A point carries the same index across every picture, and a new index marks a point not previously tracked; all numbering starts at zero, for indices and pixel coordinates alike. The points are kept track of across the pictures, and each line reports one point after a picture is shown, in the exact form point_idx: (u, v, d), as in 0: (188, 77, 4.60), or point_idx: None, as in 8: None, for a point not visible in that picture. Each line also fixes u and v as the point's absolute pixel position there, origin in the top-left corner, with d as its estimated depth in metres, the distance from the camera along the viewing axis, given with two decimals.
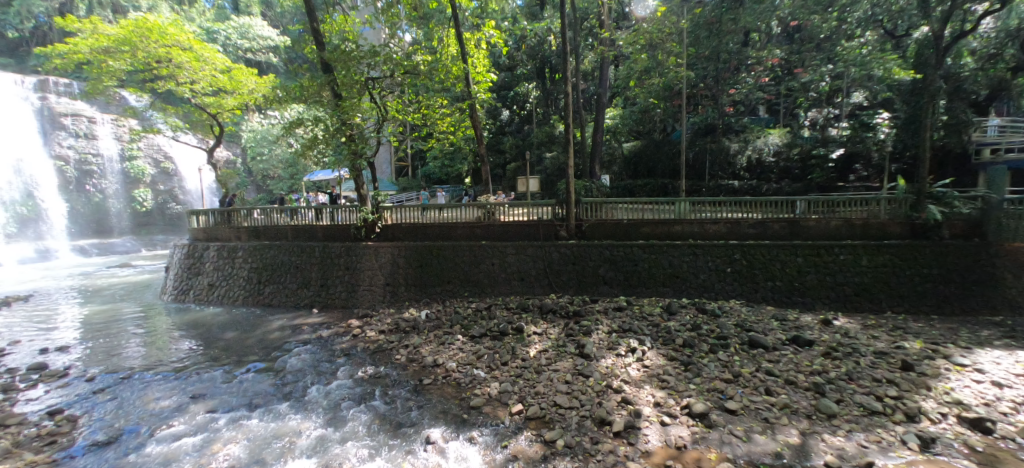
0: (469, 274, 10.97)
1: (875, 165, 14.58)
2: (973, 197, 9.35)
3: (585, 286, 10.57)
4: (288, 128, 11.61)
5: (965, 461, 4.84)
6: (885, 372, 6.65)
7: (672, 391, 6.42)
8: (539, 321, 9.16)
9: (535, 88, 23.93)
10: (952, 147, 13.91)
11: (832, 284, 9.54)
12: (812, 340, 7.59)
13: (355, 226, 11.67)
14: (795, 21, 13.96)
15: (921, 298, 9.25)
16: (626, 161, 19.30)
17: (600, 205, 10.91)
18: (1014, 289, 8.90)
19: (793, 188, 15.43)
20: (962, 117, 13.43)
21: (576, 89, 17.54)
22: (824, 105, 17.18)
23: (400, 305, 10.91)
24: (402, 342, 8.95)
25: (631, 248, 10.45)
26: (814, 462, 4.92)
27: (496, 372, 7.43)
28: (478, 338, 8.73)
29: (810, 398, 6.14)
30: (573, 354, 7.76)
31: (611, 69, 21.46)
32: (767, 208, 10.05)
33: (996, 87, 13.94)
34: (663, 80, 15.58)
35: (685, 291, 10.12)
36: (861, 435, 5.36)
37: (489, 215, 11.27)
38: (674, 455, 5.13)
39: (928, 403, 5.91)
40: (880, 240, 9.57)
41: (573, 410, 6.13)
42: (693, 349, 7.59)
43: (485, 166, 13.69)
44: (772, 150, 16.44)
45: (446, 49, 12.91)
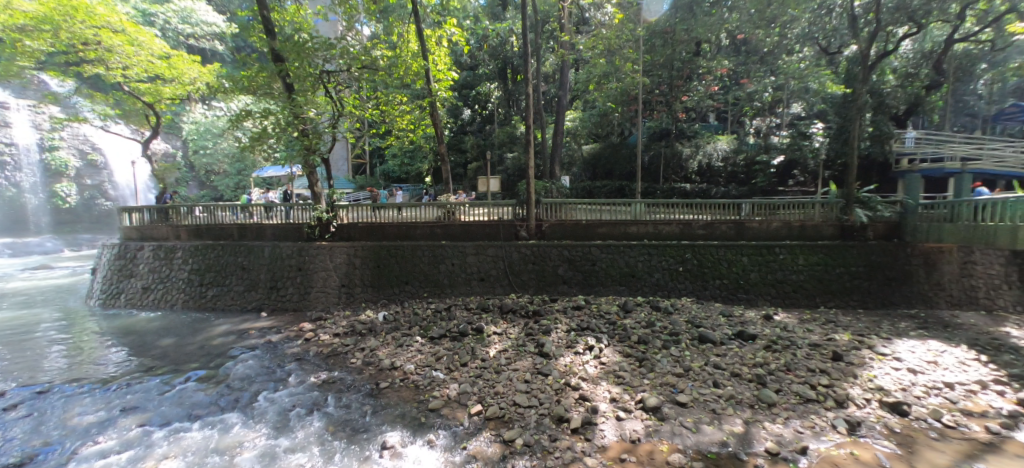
0: (429, 274, 10.77)
1: (811, 171, 15.80)
2: (893, 201, 10.50)
3: (545, 286, 10.66)
4: (235, 121, 10.89)
5: (886, 442, 5.34)
6: (818, 362, 7.17)
7: (627, 386, 6.62)
8: (499, 320, 9.16)
9: (497, 88, 24.05)
10: (876, 156, 15.21)
11: (773, 282, 10.18)
12: (755, 335, 8.06)
13: (309, 225, 11.23)
14: (741, 34, 14.84)
15: (850, 293, 10.06)
16: (586, 163, 19.74)
17: (560, 205, 11.11)
18: (927, 284, 9.91)
19: (740, 192, 16.36)
20: (885, 129, 14.73)
21: (537, 91, 17.66)
22: (768, 114, 18.09)
23: (356, 307, 10.54)
24: (358, 345, 8.66)
25: (589, 248, 10.66)
26: (755, 449, 5.23)
27: (455, 373, 7.37)
28: (438, 340, 8.60)
29: (753, 388, 6.52)
30: (534, 352, 7.83)
31: (571, 73, 21.99)
32: (715, 210, 10.68)
33: (914, 103, 15.39)
34: (620, 84, 16.00)
35: (640, 289, 10.46)
36: (797, 421, 5.76)
37: (450, 215, 11.19)
38: (629, 448, 5.29)
39: (855, 389, 6.44)
40: (814, 240, 10.39)
41: (532, 409, 6.18)
42: (647, 345, 7.85)
43: (445, 165, 13.40)
44: (720, 156, 17.38)
45: (405, 46, 12.73)
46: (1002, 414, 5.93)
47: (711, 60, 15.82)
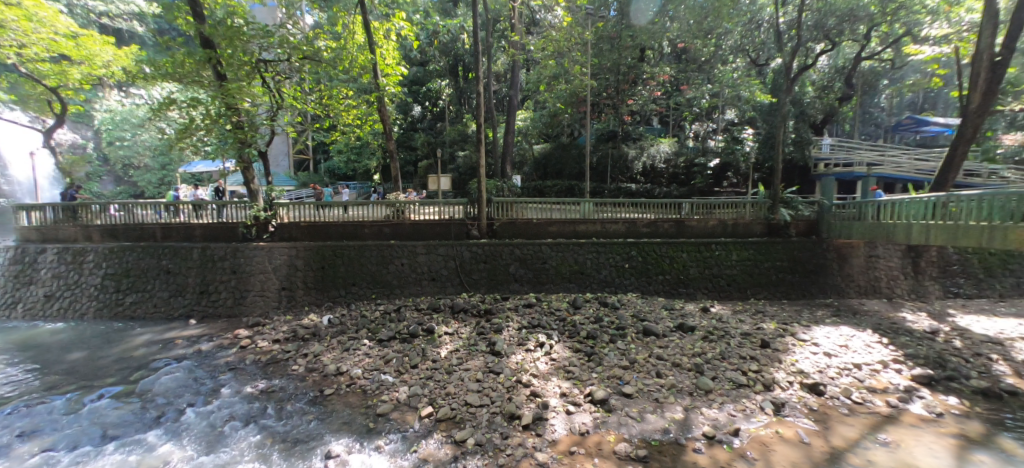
0: (377, 275, 10.41)
1: (743, 174, 17.09)
2: (812, 201, 11.60)
3: (496, 284, 10.67)
4: (157, 110, 9.95)
5: (805, 420, 5.88)
6: (749, 350, 7.73)
7: (577, 381, 6.79)
8: (450, 320, 9.05)
9: (448, 85, 23.81)
10: (798, 161, 16.52)
11: (710, 276, 10.86)
12: (693, 326, 8.55)
13: (244, 224, 10.48)
14: (682, 42, 15.65)
15: (776, 286, 10.95)
16: (537, 163, 19.98)
17: (511, 204, 11.16)
18: (838, 276, 11.03)
19: (681, 192, 17.26)
20: (805, 135, 16.09)
21: (488, 90, 17.46)
22: (705, 119, 19.26)
23: (298, 311, 9.98)
24: (300, 351, 8.21)
25: (540, 247, 10.79)
26: (694, 434, 5.55)
27: (405, 376, 7.18)
28: (387, 342, 8.35)
29: (691, 377, 6.91)
30: (485, 351, 7.82)
31: (522, 73, 22.24)
32: (658, 209, 11.28)
33: (830, 113, 17.05)
34: (569, 86, 16.35)
35: (589, 286, 10.76)
36: (730, 405, 6.18)
37: (399, 214, 10.89)
38: (578, 441, 5.44)
39: (780, 374, 7.01)
40: (745, 237, 11.22)
41: (484, 407, 6.17)
42: (596, 340, 8.09)
43: (394, 162, 12.99)
44: (663, 158, 17.91)
45: (352, 38, 12.17)
46: (900, 388, 6.73)
47: (654, 67, 16.58)
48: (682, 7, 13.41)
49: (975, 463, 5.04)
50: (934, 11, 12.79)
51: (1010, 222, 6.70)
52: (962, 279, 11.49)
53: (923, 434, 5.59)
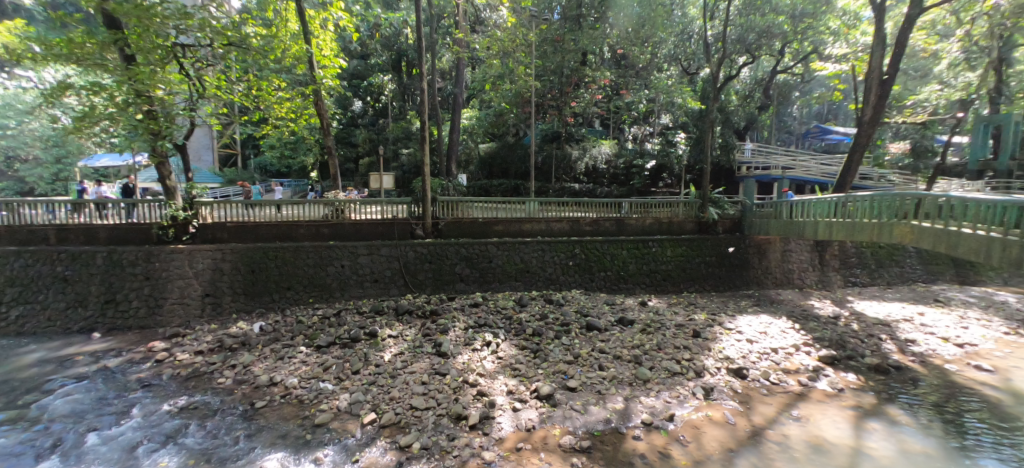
0: (314, 278, 9.85)
1: (676, 175, 18.17)
2: (735, 201, 12.60)
3: (442, 285, 10.51)
4: (49, 95, 8.71)
5: (731, 402, 6.38)
6: (683, 340, 8.25)
7: (523, 378, 6.86)
8: (394, 323, 8.78)
9: (391, 81, 23.11)
10: (724, 164, 17.65)
11: (648, 272, 11.44)
12: (633, 320, 8.98)
13: (159, 226, 9.46)
14: (621, 48, 16.56)
15: (706, 279, 11.77)
16: (482, 162, 19.92)
17: (456, 203, 11.03)
18: (758, 269, 12.10)
19: (620, 192, 17.87)
20: (730, 140, 17.27)
21: (433, 87, 17.09)
22: (642, 123, 20.24)
23: (224, 319, 9.19)
24: (228, 362, 7.58)
25: (486, 246, 10.78)
26: (633, 422, 5.82)
27: (346, 383, 6.87)
28: (326, 348, 7.94)
29: (631, 368, 7.25)
30: (431, 353, 7.69)
31: (468, 71, 22.13)
32: (600, 208, 11.69)
33: (751, 120, 18.61)
34: (514, 86, 16.51)
35: (534, 284, 10.92)
36: (666, 393, 6.56)
37: (338, 213, 10.39)
38: (525, 437, 5.50)
39: (709, 361, 7.55)
40: (679, 235, 11.96)
41: (430, 410, 6.06)
42: (541, 337, 8.24)
43: (332, 159, 12.40)
44: (604, 159, 18.32)
45: (284, 25, 11.48)
46: (809, 368, 7.50)
47: (595, 71, 16.87)
48: (622, 14, 15.40)
49: (868, 430, 5.74)
50: (835, 32, 14.89)
51: (896, 219, 7.64)
52: (858, 270, 13.05)
53: (828, 408, 6.27)
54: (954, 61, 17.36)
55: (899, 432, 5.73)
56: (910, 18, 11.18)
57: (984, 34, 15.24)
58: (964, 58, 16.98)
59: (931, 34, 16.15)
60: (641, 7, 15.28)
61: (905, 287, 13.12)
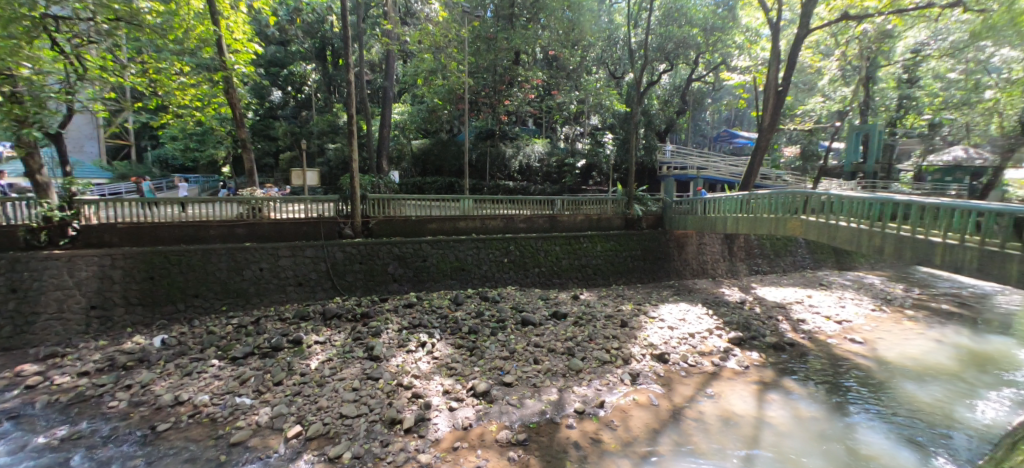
0: (229, 284, 8.98)
1: (605, 174, 19.01)
2: (657, 198, 13.51)
3: (373, 286, 10.09)
4: None
5: (654, 385, 6.85)
6: (612, 330, 8.69)
7: (459, 376, 6.82)
8: (321, 328, 8.28)
9: (314, 70, 21.68)
10: (647, 164, 18.85)
11: (579, 267, 11.89)
12: (565, 313, 9.28)
13: (27, 228, 8.01)
14: (552, 49, 17.06)
15: (632, 271, 12.49)
16: (415, 159, 19.40)
17: (388, 201, 10.64)
18: (677, 261, 13.10)
19: (553, 190, 18.27)
20: (652, 142, 18.48)
21: (361, 80, 16.12)
22: (573, 123, 20.95)
23: (117, 334, 8.02)
24: (122, 383, 6.67)
25: (419, 244, 10.53)
26: (567, 411, 6.04)
27: (267, 395, 6.36)
28: (242, 360, 7.27)
29: (564, 359, 7.49)
30: (362, 357, 7.35)
31: (399, 65, 21.43)
32: (533, 206, 11.92)
33: (670, 123, 20.05)
34: (447, 83, 16.24)
35: (470, 282, 10.88)
36: (597, 381, 6.87)
37: (255, 212, 9.54)
38: (461, 436, 5.48)
39: (635, 348, 8.03)
40: (607, 230, 12.57)
41: (361, 417, 5.81)
42: (477, 334, 8.23)
43: (247, 153, 11.37)
44: (536, 157, 18.86)
45: (186, 2, 10.30)
46: (720, 350, 8.27)
47: (528, 70, 16.99)
48: (552, 16, 15.85)
49: (769, 401, 6.47)
50: (741, 46, 16.70)
51: (788, 215, 8.66)
52: (760, 259, 14.60)
53: (736, 384, 6.96)
54: (834, 77, 20.00)
55: (793, 401, 6.51)
56: (798, 37, 12.58)
57: (856, 55, 17.73)
58: (841, 74, 19.61)
59: (815, 53, 18.47)
60: (571, 12, 15.99)
61: (797, 274, 14.91)
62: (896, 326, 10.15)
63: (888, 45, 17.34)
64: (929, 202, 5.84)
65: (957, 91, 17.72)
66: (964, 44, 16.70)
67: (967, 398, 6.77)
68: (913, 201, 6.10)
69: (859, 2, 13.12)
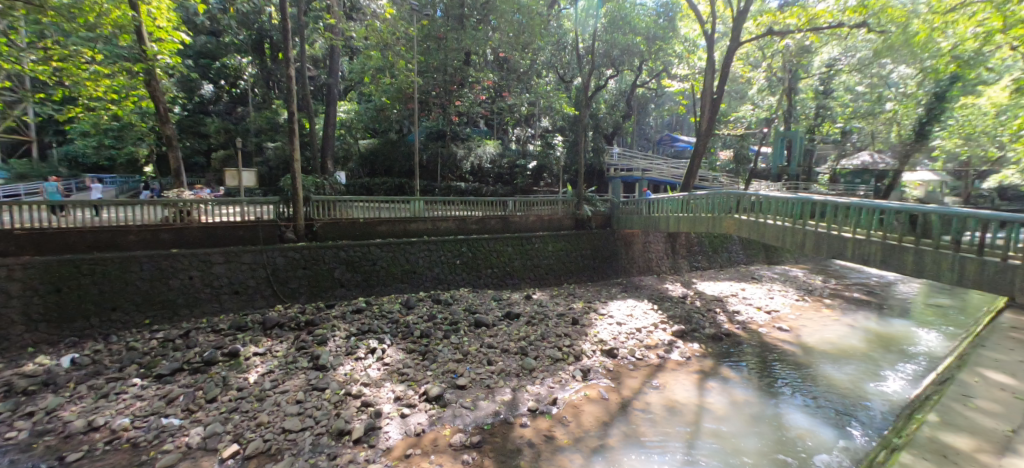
0: (153, 295, 8.20)
1: (556, 175, 19.10)
2: (605, 199, 13.96)
3: (318, 292, 9.61)
4: None
5: (604, 380, 7.07)
6: (563, 328, 8.88)
7: (412, 382, 6.67)
8: (260, 339, 7.76)
9: (251, 64, 20.37)
10: (597, 165, 19.26)
11: (531, 267, 12.04)
12: (518, 313, 9.34)
13: None
14: (503, 51, 17.12)
15: (583, 270, 12.83)
16: (363, 159, 18.76)
17: (334, 203, 10.19)
18: (624, 259, 13.64)
19: (505, 191, 18.30)
20: (600, 144, 19.07)
21: (302, 76, 15.21)
22: (524, 125, 21.20)
23: (16, 356, 7.01)
24: (21, 410, 5.88)
25: (368, 247, 10.18)
26: (520, 411, 6.08)
27: (199, 414, 5.89)
28: (170, 377, 6.67)
29: (517, 359, 7.54)
30: (307, 368, 6.99)
31: (344, 61, 20.70)
32: (485, 207, 11.92)
33: (616, 127, 20.85)
34: (395, 81, 15.84)
35: (421, 285, 10.67)
36: (550, 379, 6.98)
37: (184, 216, 8.77)
38: (414, 442, 5.37)
39: (586, 345, 8.25)
40: (559, 231, 12.83)
41: (307, 431, 5.53)
42: (430, 338, 8.09)
43: (173, 151, 10.46)
44: (488, 158, 18.78)
45: None
46: (665, 343, 8.69)
47: (478, 71, 16.92)
48: (503, 19, 15.91)
49: (709, 389, 6.88)
50: (680, 55, 17.98)
51: (722, 214, 9.28)
52: (700, 256, 15.51)
53: (679, 375, 7.35)
54: (761, 87, 21.72)
55: (729, 388, 6.97)
56: (730, 49, 13.48)
57: (780, 67, 19.32)
58: (767, 84, 21.31)
59: (746, 64, 19.96)
60: (521, 15, 16.08)
61: (732, 268, 16.02)
62: (817, 313, 11.18)
63: (806, 60, 19.11)
64: (842, 201, 6.48)
65: (864, 102, 20.43)
66: (868, 60, 18.71)
67: (875, 375, 7.58)
68: (828, 201, 6.75)
69: (782, 18, 14.32)
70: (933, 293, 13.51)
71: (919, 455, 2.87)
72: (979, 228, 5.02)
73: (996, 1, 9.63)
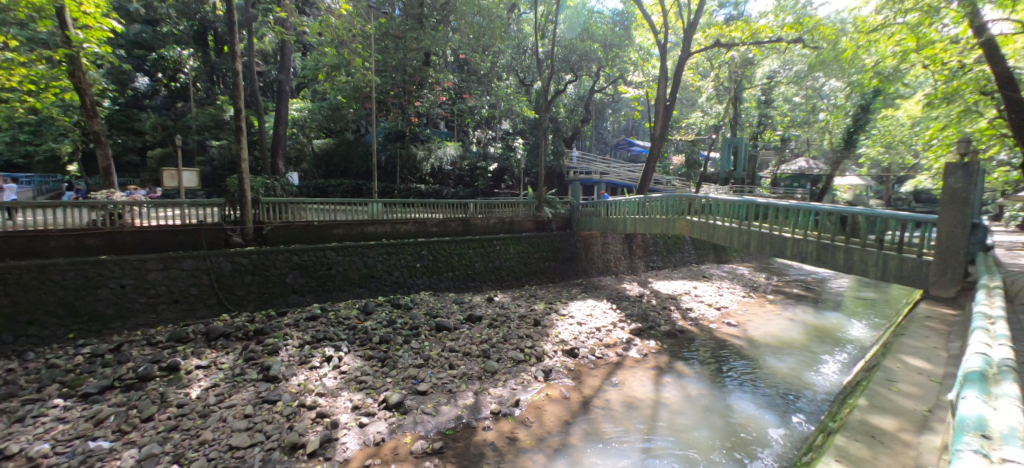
0: (78, 306, 7.47)
1: (516, 177, 19.18)
2: (566, 201, 14.20)
3: (268, 299, 9.11)
4: None
5: (565, 379, 7.18)
6: (525, 329, 8.93)
7: (370, 389, 6.47)
8: (203, 350, 7.25)
9: (193, 57, 19.12)
10: (557, 168, 19.58)
11: (493, 269, 12.04)
12: (480, 316, 9.30)
13: None
14: (463, 53, 17.06)
15: (544, 272, 12.98)
16: (317, 159, 18.06)
17: (285, 205, 9.71)
18: (584, 260, 13.94)
19: (466, 193, 18.13)
20: (559, 148, 19.35)
21: (251, 72, 14.41)
22: (485, 127, 21.21)
23: None
24: None
25: (323, 251, 9.78)
26: (483, 414, 6.05)
27: (134, 435, 5.42)
28: (99, 396, 6.09)
29: (479, 362, 7.50)
30: (256, 379, 6.60)
31: (297, 57, 19.94)
32: (446, 209, 11.80)
33: (575, 132, 21.31)
34: (351, 80, 15.34)
35: (380, 289, 10.39)
36: (512, 381, 7.00)
37: (115, 219, 8.04)
38: (373, 452, 5.21)
39: (547, 345, 8.35)
40: (520, 233, 12.91)
41: (256, 447, 5.23)
42: (389, 344, 7.88)
43: (102, 148, 9.60)
44: (449, 160, 18.44)
45: None
46: (623, 341, 8.94)
47: (439, 72, 16.84)
48: (463, 20, 15.87)
49: (665, 384, 7.15)
50: (635, 62, 18.55)
51: (676, 216, 9.68)
52: (655, 256, 16.11)
53: (637, 371, 7.58)
54: (710, 95, 22.95)
55: (684, 382, 7.27)
56: (681, 58, 14.12)
57: (727, 77, 20.43)
58: (715, 94, 22.53)
59: (696, 73, 20.99)
60: (481, 17, 16.13)
61: (685, 267, 16.75)
62: (761, 309, 11.92)
63: (750, 71, 20.32)
64: (782, 203, 6.93)
65: (800, 112, 22.00)
66: (804, 73, 20.19)
67: (812, 365, 8.16)
68: (771, 204, 7.19)
69: (728, 32, 15.27)
70: (861, 287, 14.77)
71: (852, 438, 3.05)
72: (899, 228, 5.53)
73: (910, 24, 10.30)
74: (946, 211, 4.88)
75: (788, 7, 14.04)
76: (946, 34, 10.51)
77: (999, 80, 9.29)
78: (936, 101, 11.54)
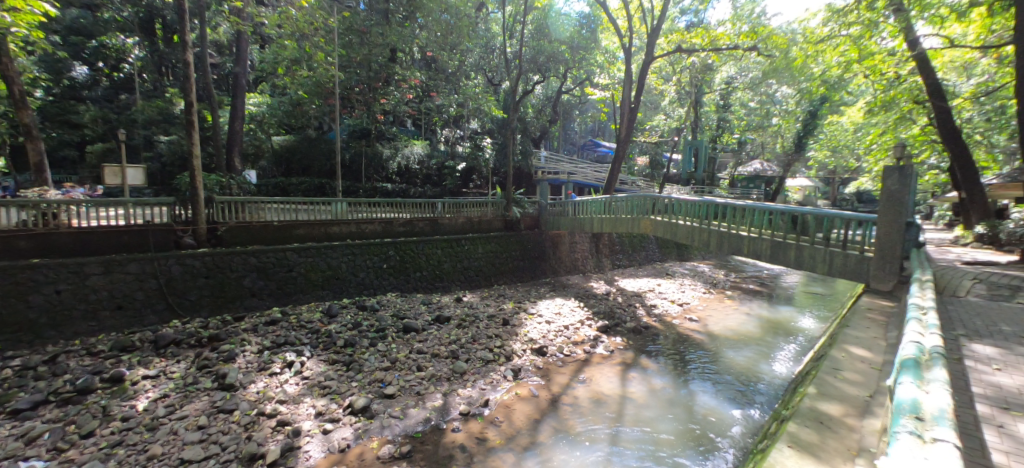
0: (5, 315, 6.84)
1: (484, 177, 19.09)
2: (534, 201, 14.29)
3: (224, 303, 8.66)
4: None
5: (534, 378, 7.22)
6: (494, 329, 8.92)
7: (334, 395, 6.28)
8: (151, 359, 6.81)
9: (138, 46, 17.94)
10: (525, 168, 19.66)
11: (461, 269, 11.96)
12: (448, 317, 9.21)
13: None
14: (431, 51, 16.86)
15: (512, 271, 13.00)
16: (277, 156, 17.33)
17: (242, 205, 9.28)
18: (552, 259, 14.07)
19: (433, 192, 17.88)
20: (527, 148, 19.42)
21: (204, 64, 13.68)
22: (453, 125, 21.00)
23: None
24: None
25: (284, 252, 9.40)
26: (452, 415, 6.00)
27: (72, 452, 5.02)
28: (31, 412, 5.60)
29: (448, 363, 7.44)
30: (211, 388, 6.26)
31: (255, 50, 19.07)
32: (413, 209, 11.62)
33: (543, 132, 21.46)
34: (313, 75, 14.82)
35: (344, 291, 10.10)
36: (481, 381, 6.97)
37: (49, 219, 7.41)
38: (338, 459, 5.06)
39: (516, 344, 8.37)
40: (488, 232, 12.89)
41: (211, 459, 4.97)
42: (354, 347, 7.67)
43: (34, 142, 8.83)
44: (416, 159, 18.11)
45: None
46: (590, 338, 9.10)
47: (405, 69, 16.56)
48: (430, 17, 15.71)
49: (630, 379, 7.33)
50: (601, 65, 18.92)
51: (640, 216, 9.94)
52: (621, 255, 16.46)
53: (604, 368, 7.74)
54: (672, 99, 23.73)
55: (648, 377, 7.48)
56: (645, 62, 14.48)
57: (688, 82, 21.07)
58: (677, 97, 23.32)
59: (658, 77, 21.64)
60: (449, 15, 15.98)
61: (649, 266, 17.21)
62: (720, 304, 12.44)
63: (709, 77, 21.05)
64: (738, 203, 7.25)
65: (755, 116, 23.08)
66: (758, 80, 21.23)
67: (767, 357, 8.58)
68: (728, 204, 7.51)
69: (688, 38, 15.82)
70: (810, 283, 15.67)
71: (802, 424, 3.22)
72: (843, 227, 5.91)
73: (853, 36, 11.02)
74: (885, 211, 5.26)
75: (744, 16, 14.72)
76: (884, 46, 11.38)
77: (930, 90, 10.08)
78: (876, 108, 12.44)
